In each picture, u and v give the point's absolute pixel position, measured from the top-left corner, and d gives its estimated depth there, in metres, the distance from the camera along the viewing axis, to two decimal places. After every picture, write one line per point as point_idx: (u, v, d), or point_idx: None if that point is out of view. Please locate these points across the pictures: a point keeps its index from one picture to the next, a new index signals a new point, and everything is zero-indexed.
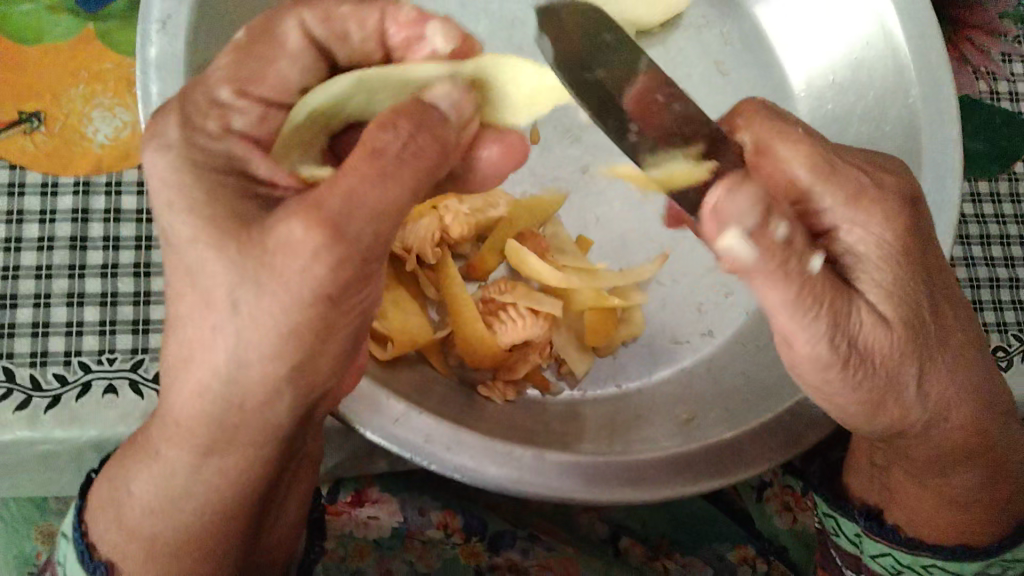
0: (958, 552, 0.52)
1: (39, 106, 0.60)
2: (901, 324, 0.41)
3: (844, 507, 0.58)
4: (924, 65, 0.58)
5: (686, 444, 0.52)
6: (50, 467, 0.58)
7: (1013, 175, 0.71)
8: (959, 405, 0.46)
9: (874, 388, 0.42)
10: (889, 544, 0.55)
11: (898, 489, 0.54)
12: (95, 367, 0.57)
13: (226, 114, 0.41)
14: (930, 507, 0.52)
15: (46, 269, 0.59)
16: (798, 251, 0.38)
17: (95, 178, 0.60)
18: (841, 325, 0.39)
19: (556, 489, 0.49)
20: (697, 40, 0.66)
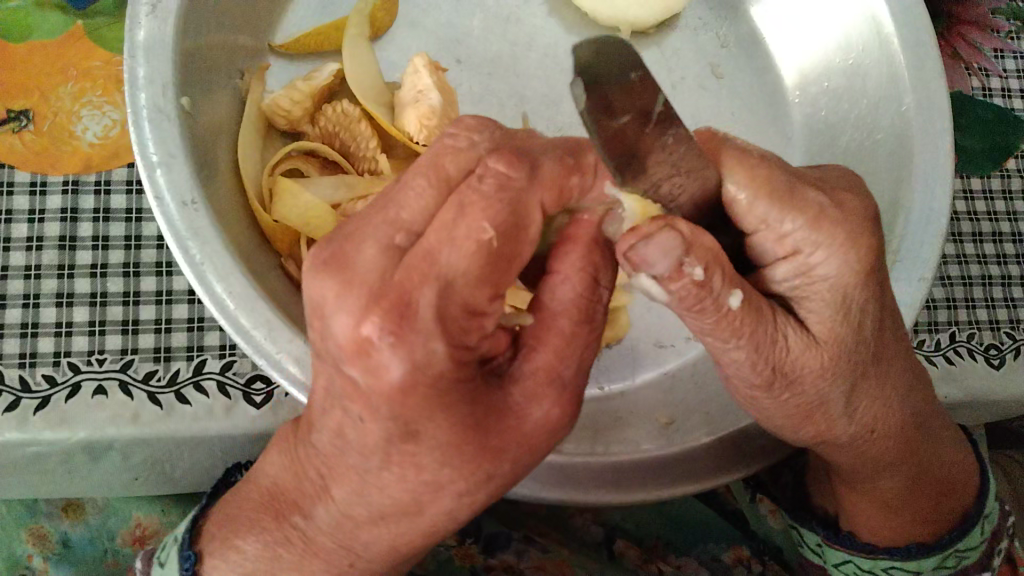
0: (913, 551, 0.54)
1: (28, 105, 0.60)
2: (840, 362, 0.40)
3: (804, 518, 0.61)
4: (919, 74, 0.58)
5: (663, 450, 0.53)
6: (41, 469, 0.58)
7: (1006, 172, 0.71)
8: (890, 420, 0.46)
9: (803, 411, 0.43)
10: (846, 551, 0.57)
11: (848, 505, 0.56)
12: (85, 368, 0.57)
13: (477, 321, 0.34)
14: (869, 513, 0.54)
15: (35, 269, 0.58)
16: (717, 289, 0.36)
17: (84, 177, 0.60)
18: (764, 354, 0.39)
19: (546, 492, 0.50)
20: (693, 43, 0.66)
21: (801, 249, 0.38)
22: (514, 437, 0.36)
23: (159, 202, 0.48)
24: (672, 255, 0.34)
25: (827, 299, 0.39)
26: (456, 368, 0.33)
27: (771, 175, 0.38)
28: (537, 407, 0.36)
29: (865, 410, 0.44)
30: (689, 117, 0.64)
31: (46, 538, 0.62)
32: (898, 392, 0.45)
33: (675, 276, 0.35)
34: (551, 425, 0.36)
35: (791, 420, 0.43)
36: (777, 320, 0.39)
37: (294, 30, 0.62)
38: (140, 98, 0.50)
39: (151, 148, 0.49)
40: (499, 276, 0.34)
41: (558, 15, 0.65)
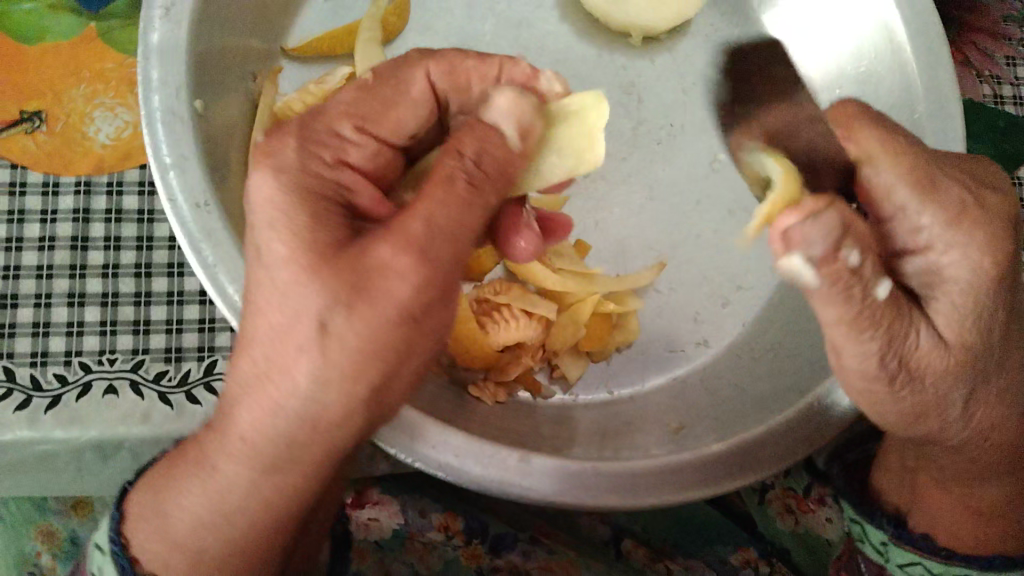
0: (995, 564, 0.53)
1: (41, 106, 0.60)
2: (964, 365, 0.40)
3: (872, 515, 0.58)
4: (931, 83, 0.58)
5: (677, 454, 0.53)
6: (51, 467, 0.58)
7: (1017, 180, 0.71)
8: (1005, 429, 0.46)
9: (919, 412, 0.41)
10: (919, 553, 0.56)
11: (928, 506, 0.56)
12: (95, 367, 0.57)
13: (341, 144, 0.41)
14: (946, 518, 0.55)
15: (47, 269, 0.59)
16: (867, 276, 0.36)
17: (96, 178, 0.60)
18: (896, 341, 0.38)
19: (554, 496, 0.50)
20: (704, 47, 0.66)
21: (932, 244, 0.41)
22: (363, 280, 0.36)
23: (171, 204, 0.48)
24: (833, 235, 0.34)
25: (961, 300, 0.40)
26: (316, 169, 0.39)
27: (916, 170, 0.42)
28: (382, 248, 0.36)
29: (980, 414, 0.44)
30: (699, 122, 0.64)
31: (54, 535, 0.62)
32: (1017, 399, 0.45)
33: (830, 259, 0.35)
34: (399, 270, 0.36)
35: (902, 418, 0.42)
36: (911, 317, 0.39)
37: (305, 35, 0.63)
38: (154, 100, 0.50)
39: (164, 151, 0.49)
40: (368, 108, 0.42)
41: (568, 20, 0.65)
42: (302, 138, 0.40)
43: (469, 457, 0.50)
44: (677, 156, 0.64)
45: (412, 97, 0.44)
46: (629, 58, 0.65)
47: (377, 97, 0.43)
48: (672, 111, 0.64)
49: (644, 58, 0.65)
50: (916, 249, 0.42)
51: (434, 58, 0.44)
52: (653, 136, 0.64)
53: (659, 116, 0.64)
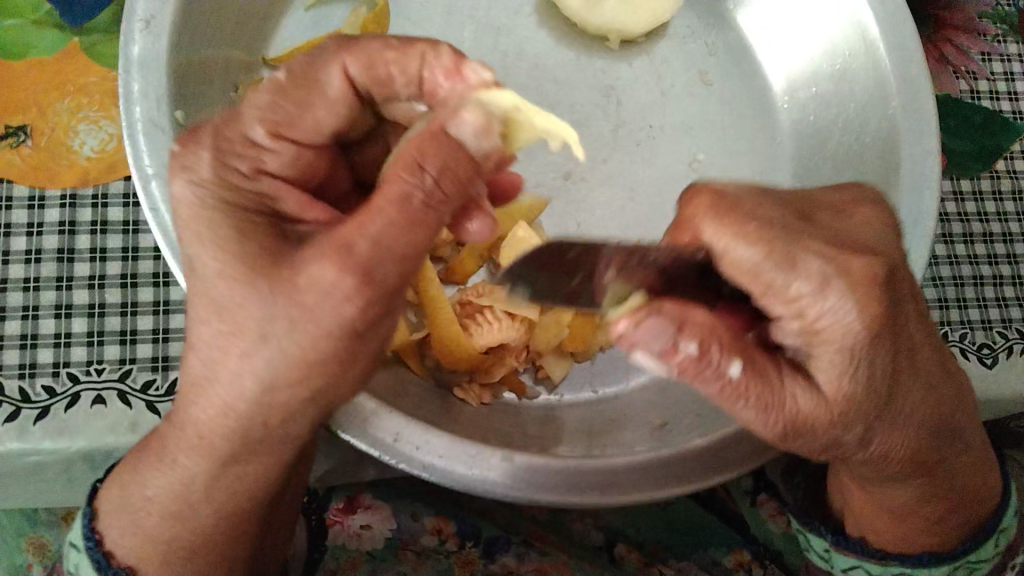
0: (926, 559, 0.53)
1: (26, 121, 0.61)
2: (855, 411, 0.40)
3: (811, 524, 0.58)
4: (902, 77, 0.59)
5: (655, 452, 0.53)
6: (41, 478, 0.59)
7: (994, 174, 0.72)
8: (907, 450, 0.45)
9: (817, 450, 0.42)
10: (856, 556, 0.55)
11: (855, 502, 0.55)
12: (84, 378, 0.57)
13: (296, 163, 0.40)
14: (882, 520, 0.53)
15: (34, 282, 0.59)
16: (716, 359, 0.37)
17: (82, 191, 0.61)
18: (773, 414, 0.39)
19: (520, 492, 0.51)
20: (681, 51, 0.67)
21: (806, 311, 0.38)
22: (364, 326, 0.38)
23: (153, 213, 0.49)
24: (665, 334, 0.37)
25: (833, 359, 0.38)
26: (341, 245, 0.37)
27: (767, 241, 0.38)
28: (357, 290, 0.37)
29: (881, 442, 0.43)
30: (678, 124, 0.65)
31: (45, 547, 0.63)
32: (917, 415, 0.44)
33: (672, 352, 0.37)
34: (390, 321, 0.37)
35: (804, 453, 0.42)
36: (785, 385, 0.39)
37: (287, 44, 0.64)
38: (135, 112, 0.51)
39: (145, 161, 0.50)
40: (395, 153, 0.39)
41: (548, 26, 0.66)
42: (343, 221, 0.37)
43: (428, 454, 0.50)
44: (655, 156, 0.64)
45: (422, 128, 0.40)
46: (608, 62, 0.66)
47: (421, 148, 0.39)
48: (650, 113, 0.65)
49: (621, 61, 0.66)
50: (795, 327, 0.39)
51: (353, 53, 0.44)
52: (633, 138, 0.64)
53: (638, 117, 0.65)
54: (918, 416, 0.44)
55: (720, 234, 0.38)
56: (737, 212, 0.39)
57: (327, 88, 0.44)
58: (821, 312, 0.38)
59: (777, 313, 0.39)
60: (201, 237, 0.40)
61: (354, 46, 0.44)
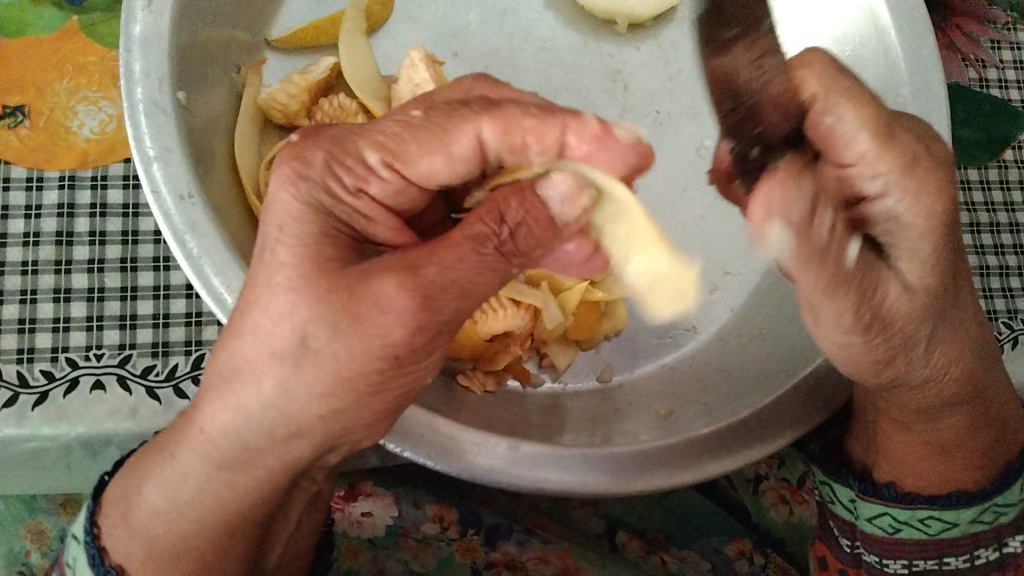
0: (956, 500, 0.53)
1: (23, 101, 0.60)
2: (893, 332, 0.40)
3: (838, 473, 0.57)
4: (919, 79, 0.58)
5: (664, 440, 0.53)
6: (40, 465, 0.58)
7: (1002, 163, 0.71)
8: (945, 379, 0.47)
9: (871, 363, 0.42)
10: (882, 503, 0.54)
11: (887, 444, 0.54)
12: (83, 363, 0.56)
13: (366, 176, 0.40)
14: (916, 460, 0.53)
15: (31, 265, 0.58)
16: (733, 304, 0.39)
17: (80, 173, 0.60)
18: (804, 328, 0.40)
19: (526, 478, 0.50)
20: (690, 35, 0.65)
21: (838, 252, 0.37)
22: (359, 325, 0.35)
23: (155, 195, 0.48)
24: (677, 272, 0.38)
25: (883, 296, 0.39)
26: (324, 210, 0.38)
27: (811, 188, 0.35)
28: (385, 286, 0.35)
29: (919, 368, 0.45)
30: (686, 109, 0.64)
31: (44, 534, 0.62)
32: (954, 347, 0.46)
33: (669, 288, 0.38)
34: (396, 314, 0.35)
35: (856, 368, 0.43)
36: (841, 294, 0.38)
37: (290, 26, 0.62)
38: (136, 93, 0.50)
39: (147, 143, 0.49)
40: (398, 142, 0.40)
41: (555, 8, 0.65)
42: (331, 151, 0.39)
43: (465, 444, 0.50)
44: (663, 142, 0.64)
45: (460, 142, 0.40)
46: (616, 45, 0.65)
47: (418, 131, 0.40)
48: (657, 99, 0.64)
49: (629, 45, 0.65)
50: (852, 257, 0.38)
51: (494, 114, 0.40)
52: (640, 124, 0.64)
53: (645, 103, 0.64)
54: (949, 344, 0.45)
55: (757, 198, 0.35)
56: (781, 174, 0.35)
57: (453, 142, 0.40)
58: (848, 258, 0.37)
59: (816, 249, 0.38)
60: (288, 245, 0.37)
61: (495, 110, 0.40)
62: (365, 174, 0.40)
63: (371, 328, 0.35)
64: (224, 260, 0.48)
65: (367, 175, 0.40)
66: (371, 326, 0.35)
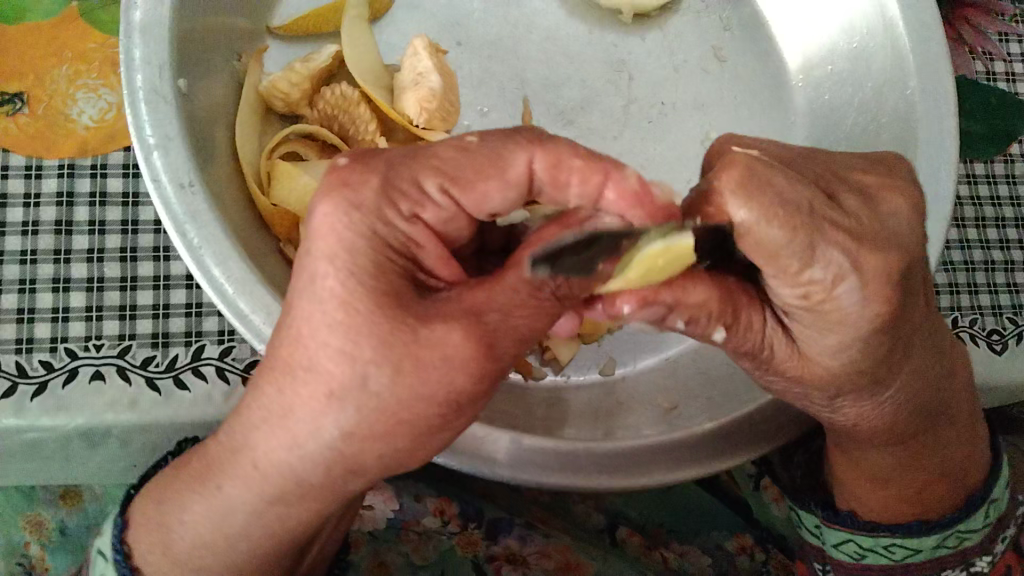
0: (913, 529, 0.53)
1: (22, 88, 0.59)
2: (829, 373, 0.42)
3: (804, 501, 0.58)
4: (925, 61, 0.58)
5: (667, 435, 0.53)
6: (39, 456, 0.58)
7: (1009, 157, 0.71)
8: (885, 419, 0.47)
9: (790, 395, 0.45)
10: (846, 531, 0.55)
11: (840, 476, 0.55)
12: (82, 354, 0.56)
13: (420, 198, 0.37)
14: (870, 495, 0.54)
15: (31, 254, 0.58)
16: (703, 324, 0.40)
17: (80, 161, 0.59)
18: (748, 354, 0.43)
19: (526, 474, 0.50)
20: (695, 26, 0.65)
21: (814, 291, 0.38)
22: (416, 392, 0.34)
23: (155, 185, 0.48)
24: (654, 316, 0.39)
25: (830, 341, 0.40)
26: (379, 238, 0.35)
27: (794, 222, 0.36)
28: (452, 334, 0.33)
29: (852, 410, 0.46)
30: (692, 101, 0.64)
31: (43, 525, 0.62)
32: (899, 393, 0.46)
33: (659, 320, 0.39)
34: (456, 361, 0.33)
35: (785, 393, 0.46)
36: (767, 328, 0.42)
37: (292, 13, 0.62)
38: (136, 80, 0.49)
39: (147, 131, 0.48)
40: (458, 167, 0.38)
41: None
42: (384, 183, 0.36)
43: (465, 438, 0.50)
44: (667, 134, 0.63)
45: (513, 171, 0.38)
46: (620, 36, 0.64)
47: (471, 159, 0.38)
48: (662, 90, 0.64)
49: (634, 36, 0.64)
50: (796, 303, 0.39)
51: (546, 147, 0.38)
52: (645, 114, 0.63)
53: (650, 94, 0.63)
54: (900, 386, 0.45)
55: (743, 210, 0.36)
56: (768, 192, 0.36)
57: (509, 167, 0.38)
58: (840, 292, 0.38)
59: (779, 285, 0.39)
60: (336, 264, 0.34)
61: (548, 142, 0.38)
62: (418, 201, 0.37)
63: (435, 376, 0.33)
64: (224, 250, 0.47)
65: (419, 203, 0.37)
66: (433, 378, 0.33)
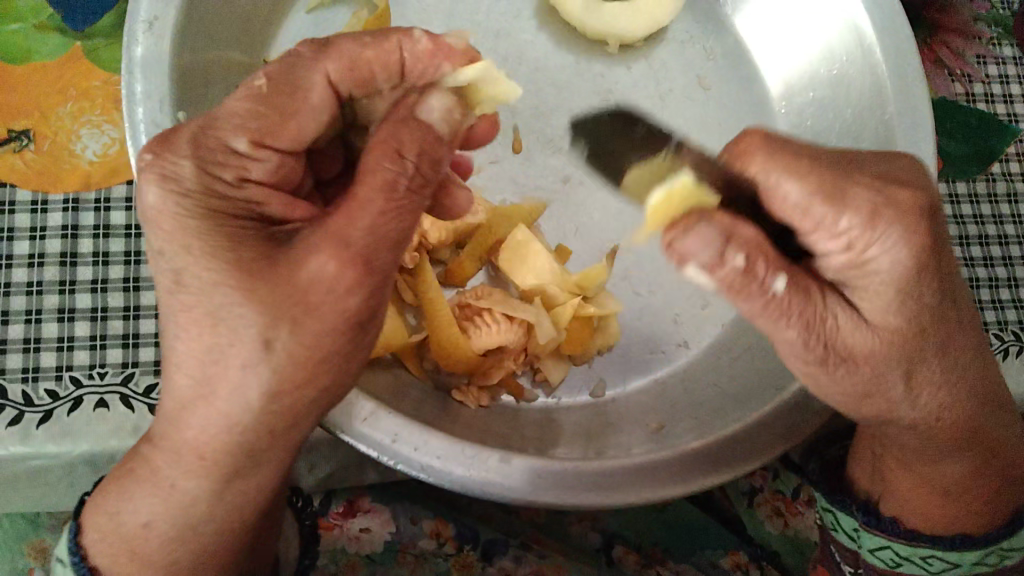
0: (958, 541, 0.54)
1: (29, 124, 0.61)
2: (895, 345, 0.43)
3: (841, 502, 0.57)
4: (902, 83, 0.59)
5: (651, 455, 0.54)
6: (44, 482, 0.59)
7: (990, 176, 0.72)
8: (954, 409, 0.48)
9: (857, 393, 0.45)
10: (886, 538, 0.55)
11: (891, 483, 0.55)
12: (86, 382, 0.57)
13: (242, 162, 0.43)
14: (918, 498, 0.54)
15: (37, 285, 0.59)
16: (761, 275, 0.40)
17: (84, 195, 0.61)
18: (815, 332, 0.42)
19: (515, 490, 0.51)
20: (680, 55, 0.67)
21: (856, 244, 0.41)
22: (298, 304, 0.38)
23: None
24: (711, 245, 0.39)
25: (884, 295, 0.42)
26: (218, 213, 0.41)
27: (819, 176, 0.42)
28: (318, 260, 0.38)
29: (920, 394, 0.46)
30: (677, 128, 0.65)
31: (46, 550, 0.63)
32: (957, 374, 0.46)
33: (717, 267, 0.40)
34: (329, 282, 0.38)
35: (846, 398, 0.46)
36: (827, 303, 0.43)
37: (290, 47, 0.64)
38: (138, 113, 0.51)
39: None
40: (265, 126, 0.43)
41: (547, 30, 0.66)
42: (195, 143, 0.42)
43: (465, 455, 0.51)
44: None
45: (316, 93, 0.44)
46: (607, 66, 0.66)
47: (273, 104, 0.43)
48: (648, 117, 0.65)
49: (620, 66, 0.66)
50: (844, 260, 0.42)
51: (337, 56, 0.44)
52: None
53: None
54: (958, 364, 0.46)
55: (781, 179, 0.42)
56: (796, 156, 0.43)
57: (307, 94, 0.44)
58: (874, 245, 0.41)
59: (823, 243, 0.42)
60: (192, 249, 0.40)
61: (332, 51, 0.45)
62: (243, 163, 0.43)
63: (328, 306, 0.38)
64: None
65: (244, 164, 0.43)
66: (312, 299, 0.38)
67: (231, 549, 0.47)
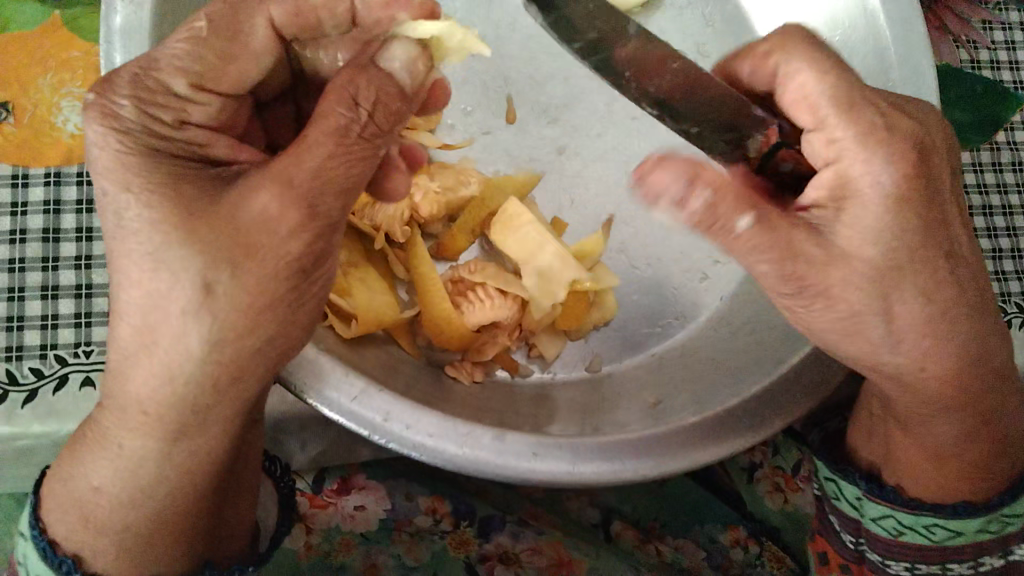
0: (960, 509, 0.52)
1: (8, 97, 0.60)
2: (903, 275, 0.43)
3: (845, 471, 0.56)
4: (904, 49, 0.58)
5: (649, 429, 0.52)
6: (29, 462, 0.58)
7: (994, 145, 0.70)
8: (955, 368, 0.46)
9: (845, 325, 0.44)
10: (888, 507, 0.54)
11: (894, 449, 0.54)
12: (71, 360, 0.56)
13: (184, 106, 0.43)
14: (918, 462, 0.53)
15: (19, 262, 0.58)
16: (722, 210, 0.41)
17: (66, 169, 0.60)
18: (790, 263, 0.43)
19: (502, 466, 0.49)
20: (678, 23, 0.66)
21: (849, 164, 0.43)
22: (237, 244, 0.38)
23: None
24: (679, 178, 0.41)
25: (873, 226, 0.43)
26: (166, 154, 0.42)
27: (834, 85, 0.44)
28: (258, 197, 0.38)
29: (914, 347, 0.45)
30: None
31: None
32: (963, 330, 0.46)
33: (686, 200, 0.41)
34: (270, 220, 0.38)
35: (840, 335, 0.45)
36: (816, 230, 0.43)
37: None
38: None
39: None
40: (208, 67, 0.43)
41: None
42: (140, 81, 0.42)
43: (446, 428, 0.49)
44: (652, 129, 0.63)
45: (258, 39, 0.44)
46: None
47: (213, 46, 0.43)
48: None
49: None
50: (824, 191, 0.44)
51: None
52: (629, 111, 0.63)
53: None
54: (960, 320, 0.46)
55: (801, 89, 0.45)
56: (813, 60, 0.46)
57: (250, 39, 0.44)
58: (865, 168, 0.43)
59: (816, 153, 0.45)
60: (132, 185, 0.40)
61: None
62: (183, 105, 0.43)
63: (265, 247, 0.38)
64: None
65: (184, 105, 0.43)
66: (252, 233, 0.38)
67: (196, 524, 0.46)
